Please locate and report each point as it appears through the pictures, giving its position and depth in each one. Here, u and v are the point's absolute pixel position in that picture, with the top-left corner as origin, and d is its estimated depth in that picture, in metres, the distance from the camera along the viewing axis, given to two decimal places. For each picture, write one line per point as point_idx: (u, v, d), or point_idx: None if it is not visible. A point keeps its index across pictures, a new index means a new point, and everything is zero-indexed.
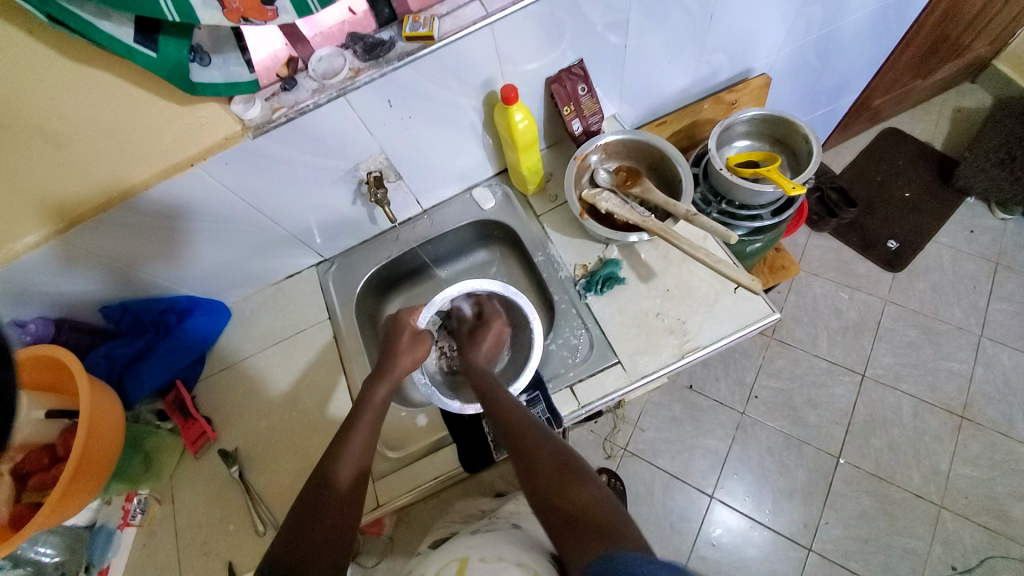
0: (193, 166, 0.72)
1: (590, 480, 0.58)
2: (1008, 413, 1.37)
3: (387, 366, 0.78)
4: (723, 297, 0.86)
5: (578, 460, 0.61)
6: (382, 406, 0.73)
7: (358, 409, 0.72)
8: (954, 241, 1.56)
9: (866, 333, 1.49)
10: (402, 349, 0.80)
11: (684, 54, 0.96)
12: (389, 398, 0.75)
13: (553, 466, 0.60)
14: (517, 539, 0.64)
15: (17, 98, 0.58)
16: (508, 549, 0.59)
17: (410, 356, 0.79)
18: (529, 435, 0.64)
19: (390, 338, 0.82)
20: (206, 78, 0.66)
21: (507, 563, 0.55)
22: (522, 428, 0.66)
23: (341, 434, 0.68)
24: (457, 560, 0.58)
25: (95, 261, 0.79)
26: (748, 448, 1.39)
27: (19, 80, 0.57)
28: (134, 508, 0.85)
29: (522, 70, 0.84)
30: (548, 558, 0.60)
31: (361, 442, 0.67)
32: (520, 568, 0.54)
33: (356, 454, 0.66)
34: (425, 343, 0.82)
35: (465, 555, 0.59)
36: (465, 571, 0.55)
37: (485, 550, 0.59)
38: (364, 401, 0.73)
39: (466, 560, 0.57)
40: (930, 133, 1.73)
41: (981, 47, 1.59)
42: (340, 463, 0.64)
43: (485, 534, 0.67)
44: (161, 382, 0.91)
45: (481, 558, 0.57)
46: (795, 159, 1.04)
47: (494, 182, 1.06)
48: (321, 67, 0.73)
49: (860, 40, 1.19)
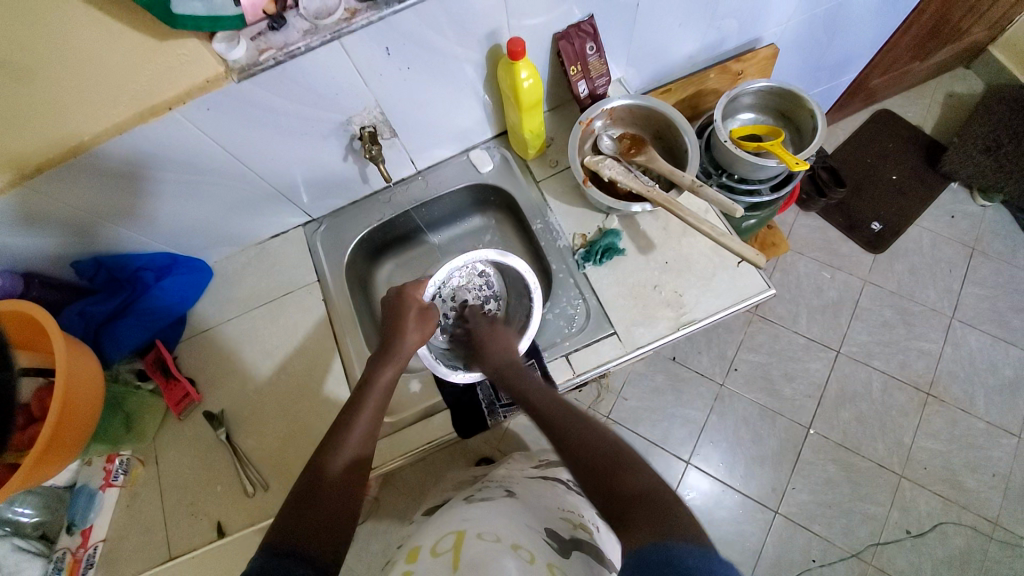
0: (171, 110, 0.65)
1: (637, 466, 0.54)
2: (970, 390, 1.45)
3: (393, 347, 0.76)
4: (720, 271, 0.86)
5: (621, 446, 0.57)
6: (387, 387, 0.72)
7: (364, 389, 0.71)
8: (936, 225, 1.61)
9: (844, 312, 1.54)
10: (410, 328, 0.78)
11: (696, 17, 0.92)
12: (395, 383, 0.74)
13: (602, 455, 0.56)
14: (513, 513, 0.64)
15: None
16: (504, 524, 0.59)
17: (418, 335, 0.78)
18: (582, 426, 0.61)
19: (396, 316, 0.80)
20: (188, 10, 0.58)
21: (502, 543, 0.54)
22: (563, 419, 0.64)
23: (352, 407, 0.69)
24: (454, 533, 0.58)
25: (63, 213, 0.74)
26: (725, 418, 1.45)
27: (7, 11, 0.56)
28: (116, 470, 0.83)
29: (526, 25, 0.79)
30: (545, 532, 0.60)
31: (368, 420, 0.67)
32: (515, 550, 0.52)
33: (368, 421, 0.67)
34: (432, 322, 0.81)
35: (460, 528, 0.59)
36: (464, 545, 0.54)
37: (481, 524, 0.59)
38: (370, 380, 0.72)
39: (463, 534, 0.57)
40: (922, 117, 1.74)
41: (981, 31, 1.58)
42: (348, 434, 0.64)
43: (481, 505, 0.67)
44: (139, 342, 0.88)
45: (478, 535, 0.56)
46: (797, 134, 1.03)
47: (493, 145, 1.02)
48: (313, 6, 0.66)
49: (870, 14, 1.16)
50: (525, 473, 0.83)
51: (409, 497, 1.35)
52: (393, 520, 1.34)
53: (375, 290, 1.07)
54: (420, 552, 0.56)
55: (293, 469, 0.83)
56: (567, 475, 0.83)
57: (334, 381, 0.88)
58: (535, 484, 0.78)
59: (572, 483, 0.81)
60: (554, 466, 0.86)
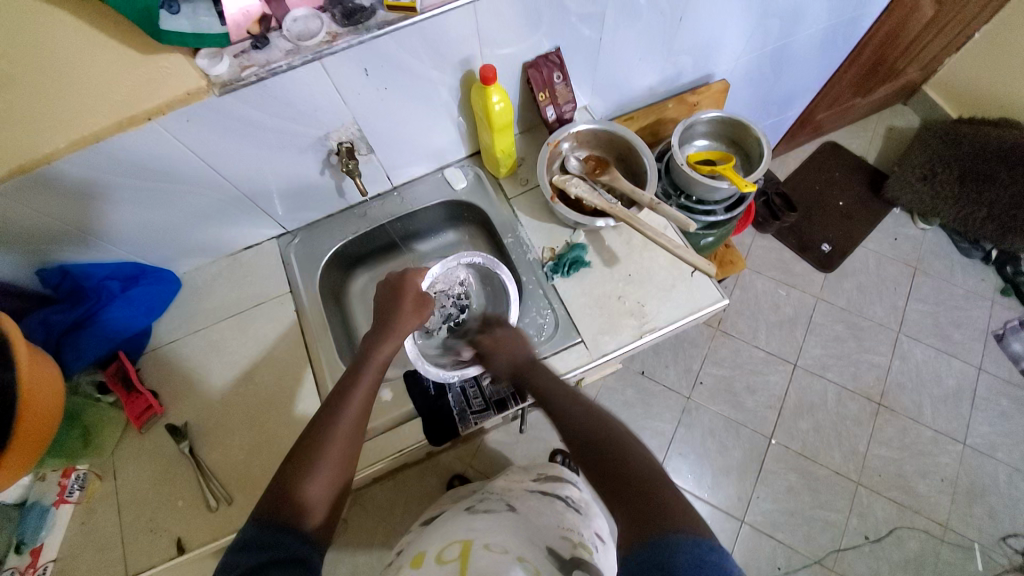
0: (151, 119, 0.67)
1: (634, 451, 0.60)
2: (918, 401, 1.54)
3: (393, 321, 0.78)
4: (679, 282, 0.92)
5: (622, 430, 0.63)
6: (384, 362, 0.73)
7: (360, 364, 0.72)
8: (880, 247, 1.74)
9: (799, 327, 1.63)
10: (407, 310, 0.79)
11: (654, 52, 1.01)
12: (390, 361, 0.75)
13: (600, 450, 0.61)
14: (517, 527, 0.66)
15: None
16: (507, 536, 0.61)
17: (415, 316, 0.79)
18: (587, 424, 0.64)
19: (396, 295, 0.81)
20: (173, 26, 0.64)
21: (507, 557, 0.55)
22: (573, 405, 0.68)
23: (343, 388, 0.69)
24: (461, 543, 0.59)
25: (28, 220, 0.73)
26: (692, 430, 1.50)
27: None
28: (72, 484, 0.80)
29: (500, 53, 0.85)
30: (547, 547, 0.61)
31: (355, 412, 0.67)
32: (521, 563, 0.54)
33: (358, 410, 0.67)
34: (428, 307, 0.82)
35: (467, 538, 0.61)
36: (469, 553, 0.56)
37: (486, 535, 0.61)
38: (367, 357, 0.73)
39: (469, 543, 0.59)
40: (865, 148, 1.91)
41: (914, 73, 1.76)
42: (341, 417, 0.65)
43: (484, 517, 0.69)
44: (102, 352, 0.86)
45: (485, 545, 0.58)
46: (747, 159, 1.12)
47: (466, 163, 1.07)
48: (296, 28, 0.70)
49: (811, 54, 1.29)
50: (526, 485, 0.85)
51: (380, 516, 1.34)
52: (363, 541, 1.31)
53: (350, 301, 1.09)
54: (425, 558, 0.58)
55: (260, 482, 0.81)
56: (567, 490, 0.84)
57: (302, 392, 0.88)
58: (535, 498, 0.79)
59: (571, 498, 0.82)
60: (552, 478, 0.88)
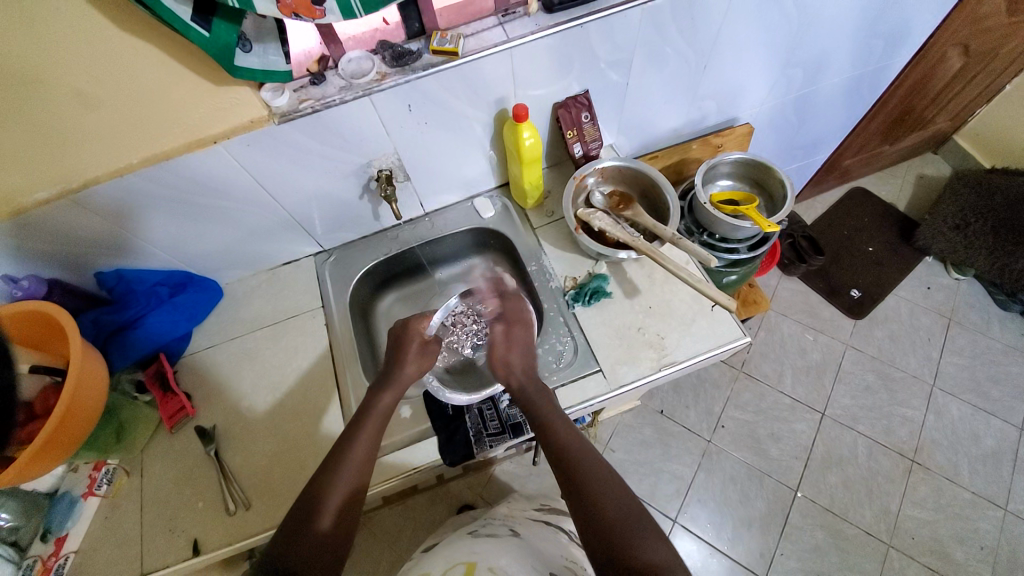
0: (216, 143, 0.76)
1: (650, 540, 0.58)
2: (954, 459, 1.45)
3: (395, 372, 0.81)
4: (700, 316, 0.92)
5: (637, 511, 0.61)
6: (386, 411, 0.76)
7: (364, 413, 0.75)
8: (912, 295, 1.70)
9: (827, 375, 1.58)
10: (409, 357, 0.82)
11: (679, 96, 1.06)
12: (394, 406, 0.78)
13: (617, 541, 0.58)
14: (519, 550, 0.66)
15: (68, 70, 0.63)
16: (511, 559, 0.61)
17: (416, 364, 0.82)
18: (606, 500, 0.62)
19: (398, 347, 0.84)
20: (245, 63, 0.69)
21: None
22: (590, 473, 0.65)
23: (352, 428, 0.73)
24: (465, 564, 0.60)
25: (93, 225, 0.81)
26: (712, 475, 1.44)
27: (76, 53, 0.62)
28: (100, 478, 0.84)
29: (531, 94, 0.91)
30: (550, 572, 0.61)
31: (366, 444, 0.71)
32: None
33: (364, 449, 0.71)
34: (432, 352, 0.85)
35: (470, 561, 0.61)
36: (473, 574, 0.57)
37: (491, 557, 0.61)
38: (368, 407, 0.76)
39: (474, 566, 0.59)
40: (895, 195, 1.90)
41: (945, 122, 1.76)
42: (351, 448, 0.70)
43: (488, 540, 0.69)
44: (144, 353, 0.92)
45: (489, 567, 0.58)
46: (771, 201, 1.14)
47: (495, 194, 1.12)
48: (350, 68, 0.78)
49: (836, 102, 1.32)
50: (527, 514, 0.85)
51: (389, 541, 1.32)
52: (369, 566, 1.29)
53: (375, 320, 1.12)
54: None
55: (278, 490, 0.83)
56: (569, 525, 0.84)
57: (325, 404, 0.91)
58: (536, 526, 0.79)
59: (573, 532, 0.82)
60: (555, 512, 0.88)
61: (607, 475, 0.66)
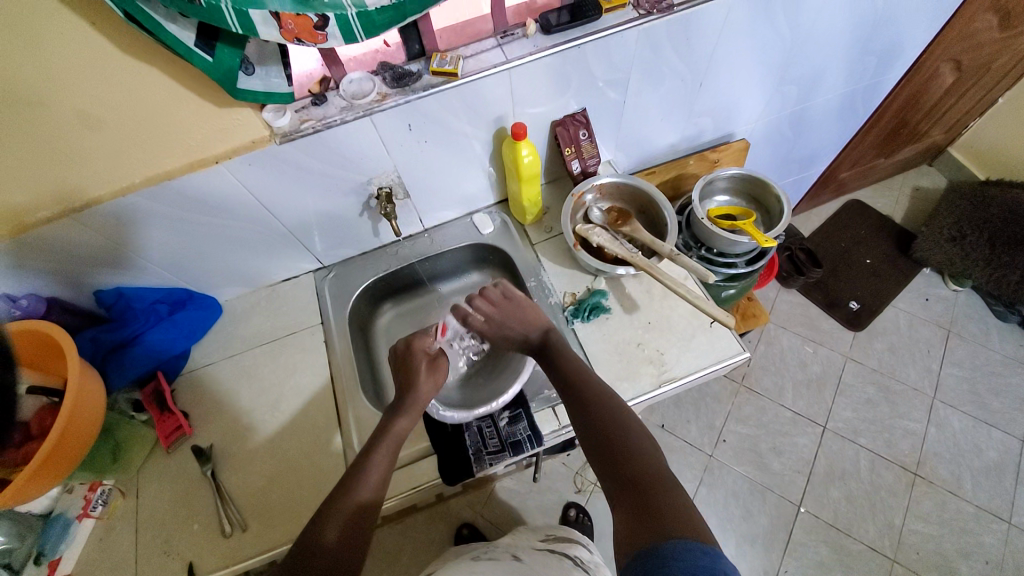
0: (218, 163, 0.77)
1: (640, 448, 0.66)
2: (956, 471, 1.44)
3: (410, 394, 0.81)
4: (699, 331, 0.92)
5: (630, 424, 0.69)
6: (399, 437, 0.76)
7: (376, 440, 0.75)
8: (910, 307, 1.70)
9: (827, 388, 1.57)
10: (421, 376, 0.82)
11: (675, 113, 1.07)
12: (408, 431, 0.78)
13: (609, 446, 0.66)
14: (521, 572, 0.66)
15: (72, 94, 0.64)
16: None
17: (431, 381, 0.82)
18: (614, 429, 0.68)
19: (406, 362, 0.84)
20: (247, 86, 0.70)
21: None
22: (588, 391, 0.74)
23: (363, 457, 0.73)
24: None
25: (92, 243, 0.81)
26: (714, 491, 1.43)
27: (80, 77, 0.63)
28: (95, 499, 0.83)
29: (530, 112, 0.93)
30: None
31: (378, 471, 0.71)
32: None
33: (376, 476, 0.70)
34: (442, 367, 0.85)
35: None
36: None
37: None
38: (384, 432, 0.76)
39: None
40: (891, 208, 1.91)
41: (938, 135, 1.78)
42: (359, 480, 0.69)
43: (488, 561, 0.70)
44: (142, 372, 0.91)
45: None
46: (768, 216, 1.15)
47: (494, 210, 1.13)
48: (352, 88, 0.79)
49: (831, 117, 1.34)
50: (532, 544, 0.84)
51: (388, 561, 1.30)
52: None
53: (374, 335, 1.12)
54: None
55: (276, 510, 0.82)
56: (576, 551, 0.82)
57: (324, 422, 0.90)
58: (541, 554, 0.78)
59: (580, 559, 0.80)
60: (561, 540, 0.86)
61: (615, 405, 0.71)
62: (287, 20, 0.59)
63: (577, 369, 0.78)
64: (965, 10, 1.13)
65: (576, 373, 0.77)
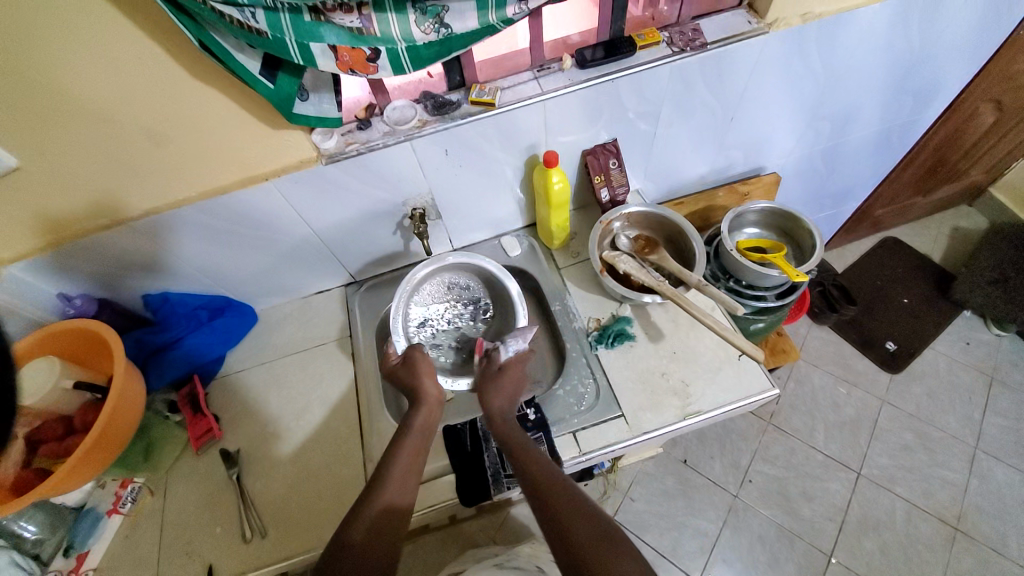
0: (268, 180, 0.83)
1: (615, 541, 0.59)
2: (1003, 530, 1.33)
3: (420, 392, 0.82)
4: (726, 364, 0.91)
5: (601, 517, 0.62)
6: (425, 427, 0.78)
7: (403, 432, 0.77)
8: (950, 351, 1.62)
9: (862, 431, 1.50)
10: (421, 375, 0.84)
11: (706, 145, 1.08)
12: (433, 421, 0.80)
13: (583, 545, 0.59)
14: None
15: (144, 115, 0.70)
16: None
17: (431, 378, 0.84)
18: (581, 527, 0.61)
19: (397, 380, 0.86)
20: (301, 111, 0.75)
21: None
22: (549, 487, 0.67)
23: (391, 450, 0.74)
24: None
25: (144, 250, 0.87)
26: (738, 534, 1.36)
27: (152, 101, 0.69)
28: (125, 496, 0.86)
29: (561, 140, 0.95)
30: None
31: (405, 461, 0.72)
32: None
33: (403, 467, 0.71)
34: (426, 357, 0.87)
35: None
36: None
37: None
38: (407, 425, 0.78)
39: None
40: (929, 246, 1.85)
41: (978, 175, 1.72)
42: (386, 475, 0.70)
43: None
44: (179, 374, 0.96)
45: None
46: (799, 250, 1.13)
47: (522, 234, 1.15)
48: (395, 115, 0.84)
49: (866, 153, 1.32)
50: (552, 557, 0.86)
51: None
52: None
53: None
54: None
55: (294, 519, 0.83)
56: None
57: (346, 433, 0.92)
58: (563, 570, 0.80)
59: None
60: None
61: (579, 501, 0.65)
62: (343, 52, 0.64)
63: (536, 461, 0.71)
64: (1005, 52, 1.12)
65: (534, 467, 0.70)
